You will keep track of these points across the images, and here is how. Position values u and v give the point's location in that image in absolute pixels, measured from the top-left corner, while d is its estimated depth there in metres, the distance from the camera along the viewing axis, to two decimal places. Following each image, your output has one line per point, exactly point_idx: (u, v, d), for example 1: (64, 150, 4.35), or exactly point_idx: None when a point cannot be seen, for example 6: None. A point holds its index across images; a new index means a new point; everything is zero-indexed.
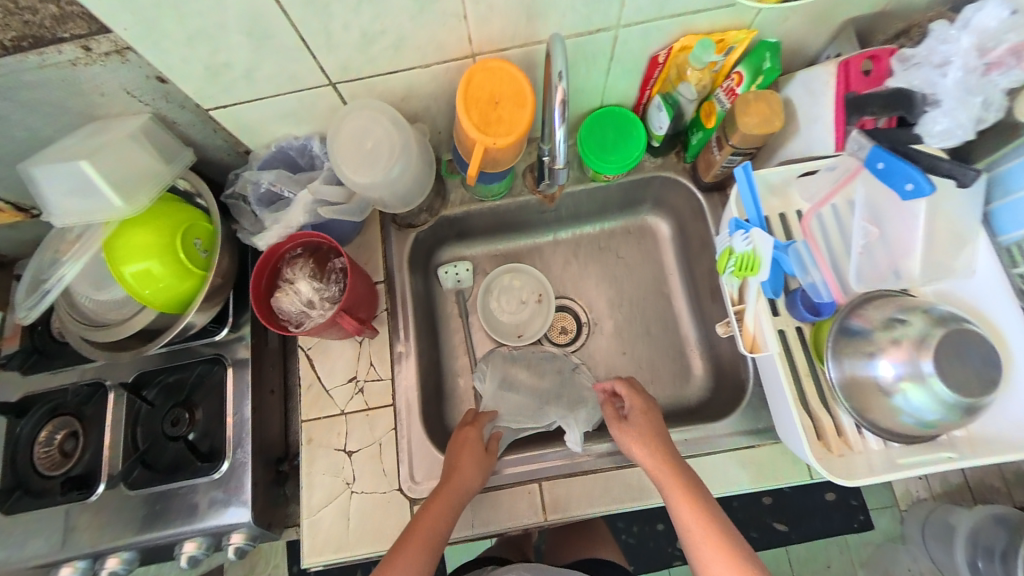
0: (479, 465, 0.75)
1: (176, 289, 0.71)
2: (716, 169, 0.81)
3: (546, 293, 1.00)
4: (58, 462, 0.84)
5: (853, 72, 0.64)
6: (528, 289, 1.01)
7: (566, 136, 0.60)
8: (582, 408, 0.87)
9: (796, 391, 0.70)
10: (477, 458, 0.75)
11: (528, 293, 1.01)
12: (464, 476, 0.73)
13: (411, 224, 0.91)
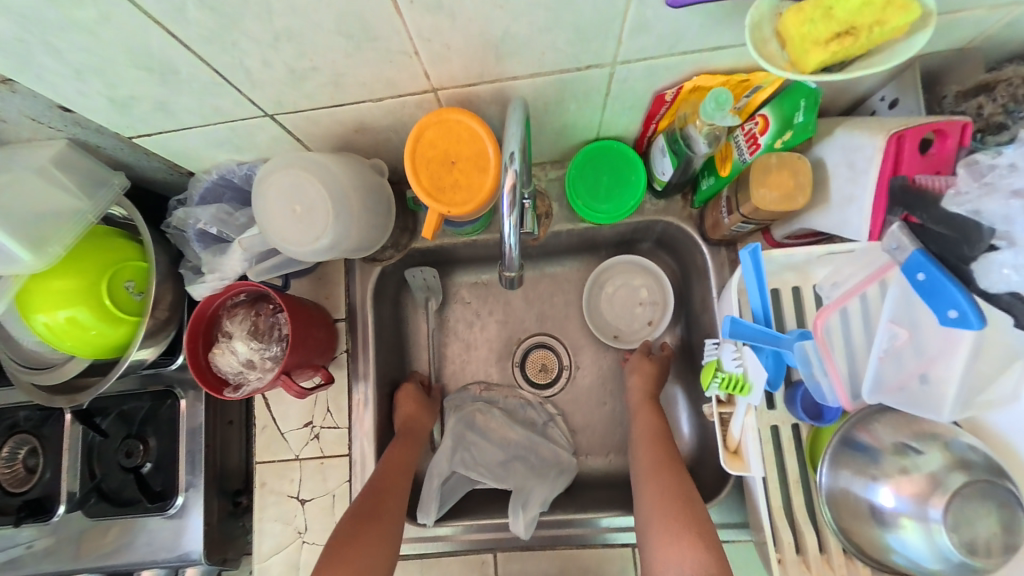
0: (425, 410, 0.83)
1: (109, 337, 0.66)
2: (724, 231, 0.69)
3: (665, 310, 0.87)
4: (21, 479, 0.84)
5: (909, 150, 0.51)
6: (652, 299, 0.88)
7: (516, 226, 0.49)
8: (545, 475, 0.82)
9: (781, 503, 0.63)
10: (426, 404, 0.84)
11: (641, 300, 0.89)
12: (418, 421, 0.82)
13: (375, 258, 0.82)
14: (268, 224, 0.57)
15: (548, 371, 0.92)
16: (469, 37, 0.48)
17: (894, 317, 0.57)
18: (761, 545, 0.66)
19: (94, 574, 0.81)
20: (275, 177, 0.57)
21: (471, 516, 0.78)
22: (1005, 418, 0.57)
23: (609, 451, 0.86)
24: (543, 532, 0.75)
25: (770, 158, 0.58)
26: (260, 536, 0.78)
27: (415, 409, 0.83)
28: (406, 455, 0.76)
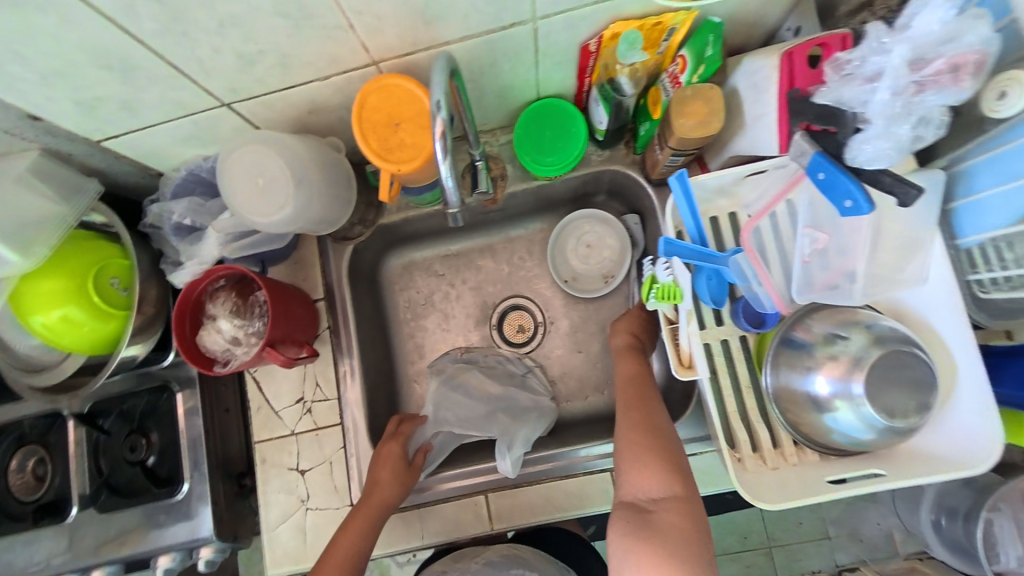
0: (398, 482, 0.77)
1: (102, 332, 0.70)
2: (661, 168, 0.74)
3: (615, 278, 0.94)
4: (32, 487, 0.87)
5: (799, 65, 0.56)
6: (607, 265, 0.95)
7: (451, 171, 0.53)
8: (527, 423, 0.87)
9: (734, 405, 0.70)
10: (399, 472, 0.77)
11: (600, 262, 0.95)
12: (382, 492, 0.75)
13: (346, 237, 0.87)
14: (237, 201, 0.62)
15: (525, 330, 0.98)
16: (396, 6, 0.53)
17: (812, 221, 0.63)
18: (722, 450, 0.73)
19: (114, 566, 0.83)
20: (237, 157, 0.61)
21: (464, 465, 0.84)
22: (914, 301, 0.64)
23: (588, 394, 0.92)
24: (533, 467, 0.81)
25: (685, 90, 0.62)
26: (266, 508, 0.82)
27: (388, 479, 0.76)
28: (356, 542, 0.71)
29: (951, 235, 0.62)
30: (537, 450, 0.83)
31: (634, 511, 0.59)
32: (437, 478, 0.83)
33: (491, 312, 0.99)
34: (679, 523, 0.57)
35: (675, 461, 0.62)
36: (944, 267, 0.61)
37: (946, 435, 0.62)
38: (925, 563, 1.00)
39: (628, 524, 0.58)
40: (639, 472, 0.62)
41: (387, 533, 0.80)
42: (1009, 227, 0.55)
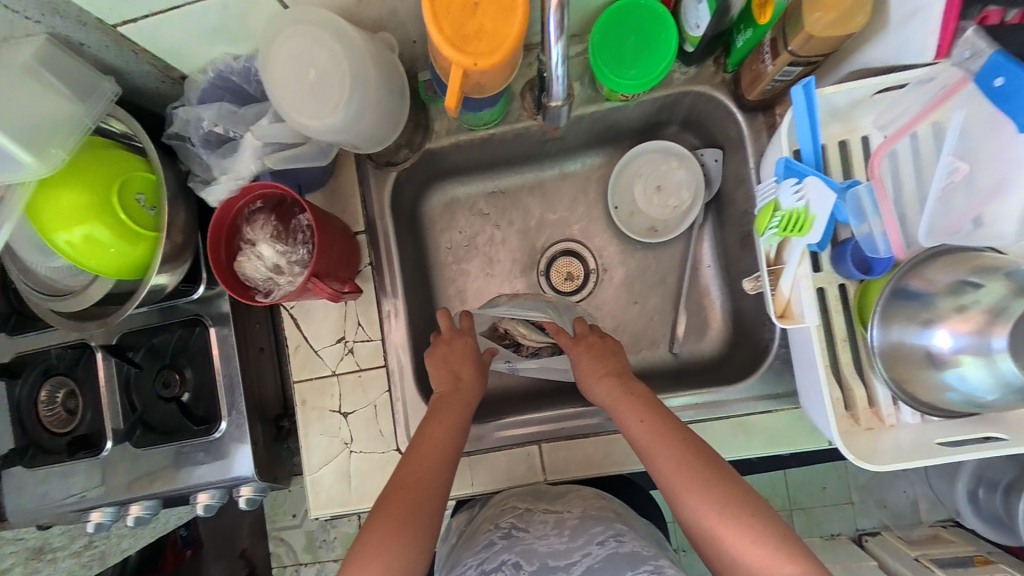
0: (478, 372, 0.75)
1: (129, 254, 0.63)
2: (764, 85, 0.64)
3: (663, 230, 0.86)
4: (63, 420, 0.84)
5: None
6: (663, 214, 0.86)
7: (564, 53, 0.47)
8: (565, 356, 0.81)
9: (829, 360, 0.62)
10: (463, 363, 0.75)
11: (660, 203, 0.86)
12: (467, 386, 0.73)
13: (389, 162, 0.79)
14: (282, 101, 0.53)
15: (574, 279, 0.91)
16: None
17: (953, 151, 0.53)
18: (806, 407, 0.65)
19: (152, 502, 0.82)
20: (282, 45, 0.52)
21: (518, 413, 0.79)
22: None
23: (643, 347, 0.86)
24: (589, 420, 0.76)
25: None
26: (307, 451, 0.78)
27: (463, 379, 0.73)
28: (453, 429, 0.67)
29: None
30: (595, 402, 0.78)
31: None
32: (489, 426, 0.77)
33: (540, 257, 0.92)
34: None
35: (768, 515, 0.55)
36: None
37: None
38: (949, 530, 1.02)
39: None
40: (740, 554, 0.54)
41: None
42: None
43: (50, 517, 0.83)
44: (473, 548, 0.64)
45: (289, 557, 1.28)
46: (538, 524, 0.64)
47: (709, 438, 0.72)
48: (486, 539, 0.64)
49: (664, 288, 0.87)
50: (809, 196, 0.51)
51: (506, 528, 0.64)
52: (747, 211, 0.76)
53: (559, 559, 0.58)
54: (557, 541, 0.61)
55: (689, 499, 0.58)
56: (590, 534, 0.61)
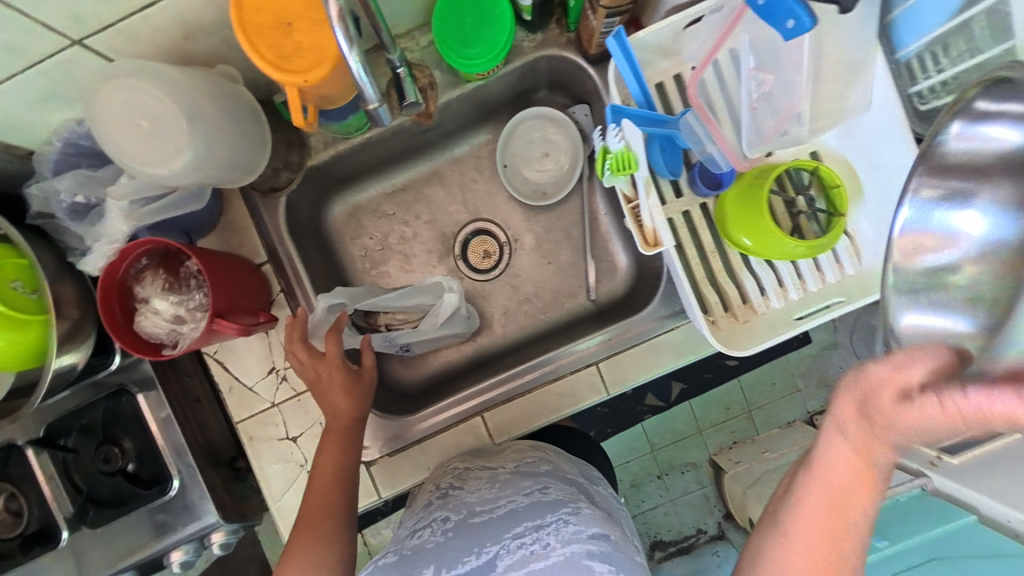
0: (354, 400, 0.71)
1: (25, 342, 0.63)
2: (597, 39, 0.70)
3: (551, 192, 0.92)
4: (10, 524, 0.81)
5: None
6: (548, 178, 0.92)
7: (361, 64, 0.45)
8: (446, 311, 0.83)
9: (702, 272, 0.71)
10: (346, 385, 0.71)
11: (543, 163, 0.92)
12: (346, 415, 0.71)
13: (274, 187, 0.80)
14: (122, 154, 0.53)
15: (491, 256, 0.95)
16: None
17: (751, 65, 0.59)
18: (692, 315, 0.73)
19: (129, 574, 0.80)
20: (103, 99, 0.52)
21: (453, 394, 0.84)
22: (850, 145, 0.66)
23: (565, 301, 0.92)
24: (521, 381, 0.82)
25: None
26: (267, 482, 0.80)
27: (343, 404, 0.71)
28: (341, 452, 0.69)
29: (890, 51, 0.62)
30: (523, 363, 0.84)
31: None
32: (414, 418, 0.82)
33: (453, 242, 0.95)
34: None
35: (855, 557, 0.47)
36: (885, 87, 0.60)
37: (884, 253, 0.66)
38: None
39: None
40: (792, 562, 0.48)
41: (393, 474, 0.80)
42: (948, 21, 0.54)
43: None
44: (414, 512, 0.67)
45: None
46: (474, 481, 0.69)
47: (630, 365, 0.79)
48: (426, 499, 0.69)
49: (571, 243, 0.93)
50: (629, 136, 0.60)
51: (444, 488, 0.68)
52: None
53: (485, 505, 0.62)
54: (489, 490, 0.65)
55: (809, 490, 0.48)
56: (517, 485, 0.65)
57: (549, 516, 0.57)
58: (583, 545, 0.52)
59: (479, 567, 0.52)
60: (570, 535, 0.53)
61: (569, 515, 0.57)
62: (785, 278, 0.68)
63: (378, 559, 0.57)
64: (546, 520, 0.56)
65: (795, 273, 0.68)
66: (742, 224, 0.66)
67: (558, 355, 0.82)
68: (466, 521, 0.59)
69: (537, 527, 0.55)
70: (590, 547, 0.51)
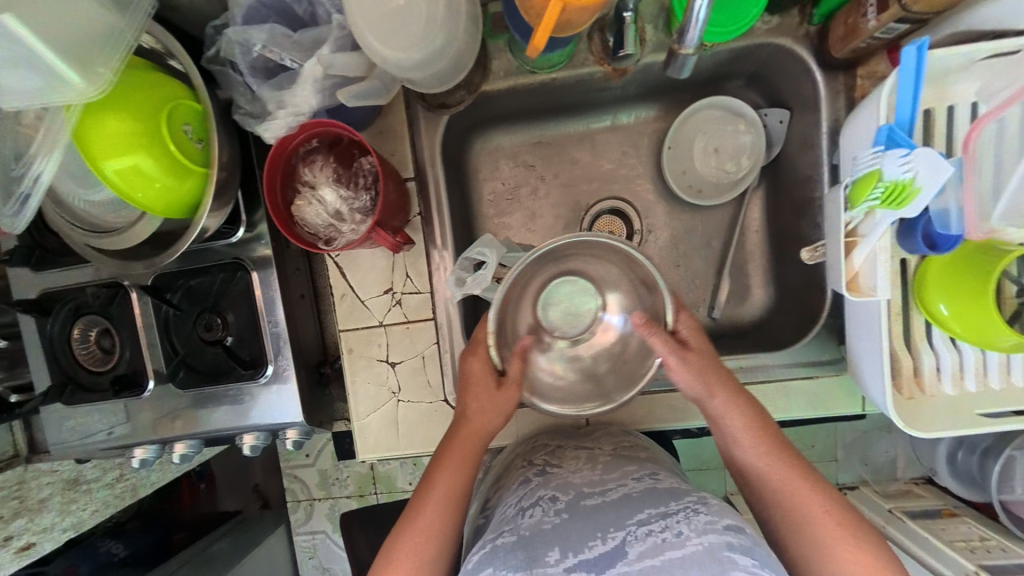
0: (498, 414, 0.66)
1: (178, 190, 0.59)
2: (858, 42, 0.61)
3: (709, 191, 0.84)
4: (101, 358, 0.83)
5: None
6: (710, 177, 0.84)
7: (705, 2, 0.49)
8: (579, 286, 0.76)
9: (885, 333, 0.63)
10: (493, 397, 0.66)
11: (708, 159, 0.83)
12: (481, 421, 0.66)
13: (442, 104, 0.75)
14: (359, 25, 0.52)
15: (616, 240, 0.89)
16: None
17: None
18: (857, 376, 0.68)
19: (195, 441, 0.83)
20: None
21: None
22: None
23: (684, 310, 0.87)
24: None
25: None
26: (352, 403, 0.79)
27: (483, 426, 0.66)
28: (460, 478, 0.63)
29: None
30: None
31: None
32: None
33: (584, 215, 0.89)
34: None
35: (860, 521, 0.55)
36: None
37: None
38: (924, 488, 0.96)
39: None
40: (838, 553, 0.52)
41: None
42: None
43: (93, 451, 0.85)
44: (508, 490, 0.66)
45: (305, 493, 1.34)
46: (572, 461, 0.67)
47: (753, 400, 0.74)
48: (523, 476, 0.66)
49: (709, 251, 0.86)
50: (918, 167, 0.49)
51: (541, 466, 0.66)
52: (812, 177, 0.74)
53: (594, 487, 0.59)
54: (592, 474, 0.63)
55: (759, 467, 0.59)
56: (625, 472, 0.62)
57: (675, 504, 0.53)
58: (719, 536, 0.47)
59: (606, 555, 0.48)
60: (705, 523, 0.48)
61: (697, 505, 0.52)
62: (969, 365, 0.62)
63: (494, 538, 0.55)
64: (671, 508, 0.52)
65: (981, 365, 0.62)
66: (949, 296, 0.59)
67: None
68: (578, 503, 0.56)
69: (663, 515, 0.51)
70: (728, 538, 0.46)
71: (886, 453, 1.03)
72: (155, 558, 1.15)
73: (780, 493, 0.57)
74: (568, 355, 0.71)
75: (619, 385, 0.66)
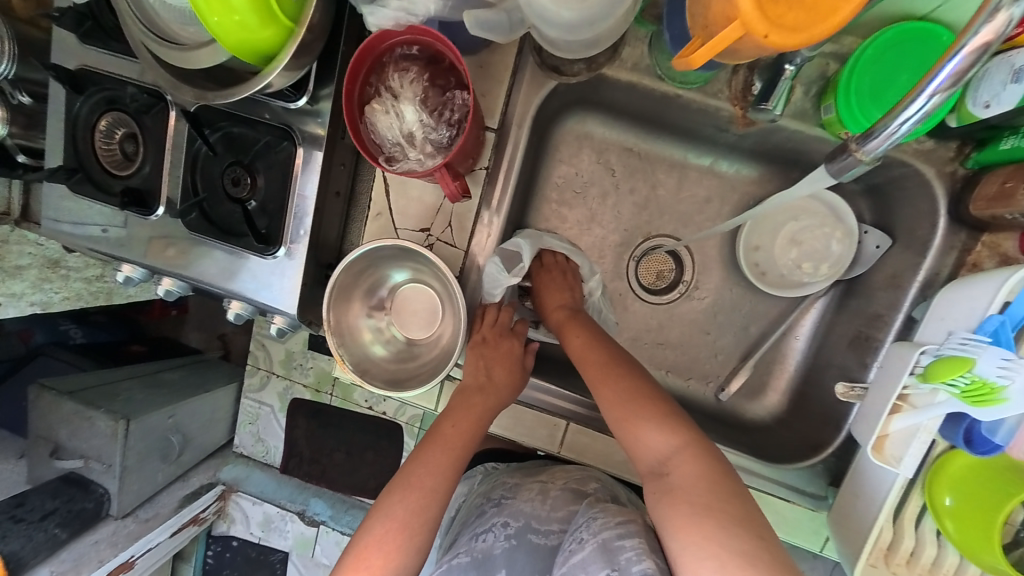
0: (504, 388, 0.74)
1: (252, 32, 0.55)
2: (1005, 211, 0.56)
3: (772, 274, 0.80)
4: (120, 163, 0.80)
5: None
6: (785, 263, 0.79)
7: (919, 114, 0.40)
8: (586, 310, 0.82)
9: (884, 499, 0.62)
10: (483, 395, 0.73)
11: (786, 246, 0.79)
12: (462, 428, 0.70)
13: (556, 69, 0.69)
14: None
15: (663, 280, 0.85)
16: None
17: None
18: (842, 524, 0.67)
19: (184, 283, 0.82)
20: None
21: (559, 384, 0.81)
22: None
23: (691, 376, 0.85)
24: None
25: None
26: (361, 321, 0.75)
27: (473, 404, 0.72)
28: (447, 455, 0.67)
29: None
30: None
31: (652, 476, 0.57)
32: None
33: (641, 241, 0.85)
34: (700, 479, 0.54)
35: (669, 406, 0.60)
36: None
37: None
38: None
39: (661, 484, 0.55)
40: (641, 436, 0.59)
41: None
42: None
43: (82, 247, 0.83)
44: (466, 527, 0.73)
45: (265, 362, 1.13)
46: (525, 492, 0.74)
47: None
48: (478, 511, 0.74)
49: (742, 334, 0.84)
50: (1018, 379, 0.45)
51: (497, 500, 0.74)
52: (882, 317, 0.69)
53: (541, 523, 0.67)
54: (539, 505, 0.70)
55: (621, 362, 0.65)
56: (568, 504, 0.69)
57: (584, 515, 0.64)
58: (612, 532, 0.58)
59: None
60: (601, 526, 0.60)
61: (597, 513, 0.63)
62: (941, 563, 0.62)
63: (452, 558, 0.67)
64: (579, 522, 0.63)
65: (956, 568, 0.62)
66: (961, 493, 0.58)
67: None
68: (525, 533, 0.66)
69: (575, 530, 0.63)
70: (621, 531, 0.58)
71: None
72: (106, 354, 1.28)
73: (616, 400, 0.62)
74: (389, 335, 0.78)
75: (415, 384, 0.73)
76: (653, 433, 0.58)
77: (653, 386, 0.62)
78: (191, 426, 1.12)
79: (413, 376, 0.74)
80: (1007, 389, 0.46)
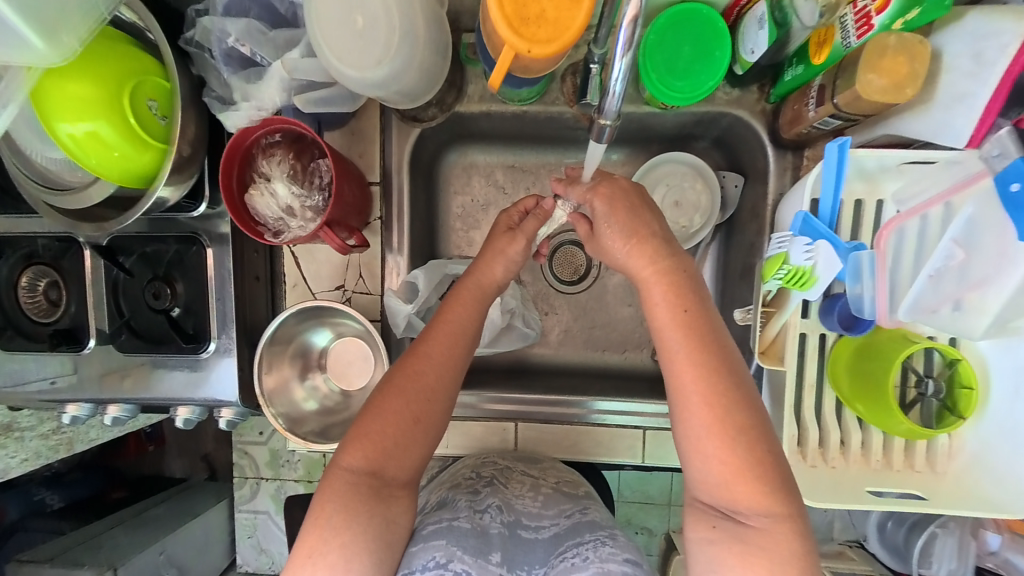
0: (470, 320, 0.65)
1: (134, 162, 0.61)
2: (801, 128, 0.66)
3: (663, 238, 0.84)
4: (46, 311, 0.84)
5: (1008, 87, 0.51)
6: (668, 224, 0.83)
7: (627, 70, 0.44)
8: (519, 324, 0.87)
9: (794, 401, 0.68)
10: (463, 315, 0.65)
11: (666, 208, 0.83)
12: (435, 369, 0.62)
13: (416, 118, 0.78)
14: (330, 52, 0.57)
15: (577, 270, 0.92)
16: None
17: (952, 238, 0.54)
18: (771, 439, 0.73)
19: (130, 406, 0.84)
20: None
21: (504, 391, 0.86)
22: (1001, 359, 0.62)
23: (627, 348, 0.91)
24: (574, 411, 0.85)
25: (887, 39, 0.54)
26: (295, 383, 0.80)
27: (400, 410, 0.59)
28: (424, 385, 0.61)
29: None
30: (593, 395, 0.86)
31: (720, 515, 0.54)
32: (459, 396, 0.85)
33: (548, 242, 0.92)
34: (777, 541, 0.51)
35: (764, 449, 0.53)
36: None
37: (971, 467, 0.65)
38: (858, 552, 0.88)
39: (712, 531, 0.54)
40: (709, 472, 0.53)
41: None
42: None
43: (28, 400, 0.85)
44: (460, 489, 0.70)
45: (251, 471, 1.15)
46: (517, 484, 0.74)
47: None
48: (470, 485, 0.72)
49: None
50: (819, 258, 0.60)
51: (491, 479, 0.73)
52: (754, 245, 0.78)
53: (532, 519, 0.68)
54: (532, 504, 0.71)
55: (672, 365, 0.55)
56: (560, 507, 0.70)
57: (589, 536, 0.63)
58: (618, 565, 0.56)
59: None
60: (607, 554, 0.58)
61: (607, 537, 0.62)
62: (870, 444, 0.67)
63: (451, 519, 0.62)
64: (585, 538, 0.62)
65: (883, 444, 0.67)
66: (854, 374, 0.66)
67: (642, 405, 0.84)
68: (517, 528, 0.66)
69: (578, 544, 0.61)
70: (625, 568, 0.56)
71: (825, 515, 0.91)
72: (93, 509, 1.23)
73: (684, 424, 0.54)
74: (325, 390, 0.83)
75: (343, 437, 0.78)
76: (706, 467, 0.53)
77: (733, 415, 0.53)
78: (187, 555, 1.08)
79: (342, 424, 0.80)
80: (813, 269, 0.61)
